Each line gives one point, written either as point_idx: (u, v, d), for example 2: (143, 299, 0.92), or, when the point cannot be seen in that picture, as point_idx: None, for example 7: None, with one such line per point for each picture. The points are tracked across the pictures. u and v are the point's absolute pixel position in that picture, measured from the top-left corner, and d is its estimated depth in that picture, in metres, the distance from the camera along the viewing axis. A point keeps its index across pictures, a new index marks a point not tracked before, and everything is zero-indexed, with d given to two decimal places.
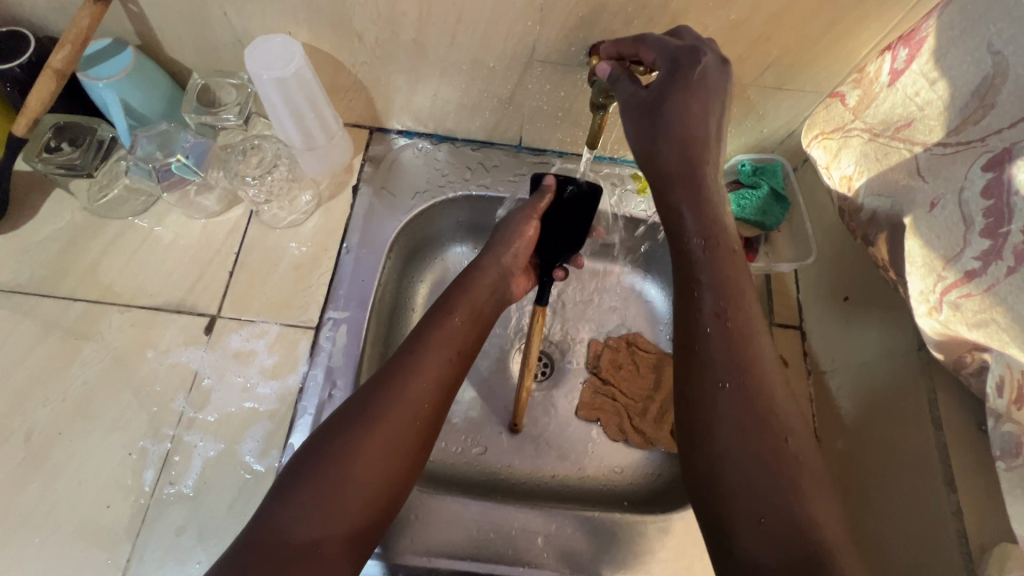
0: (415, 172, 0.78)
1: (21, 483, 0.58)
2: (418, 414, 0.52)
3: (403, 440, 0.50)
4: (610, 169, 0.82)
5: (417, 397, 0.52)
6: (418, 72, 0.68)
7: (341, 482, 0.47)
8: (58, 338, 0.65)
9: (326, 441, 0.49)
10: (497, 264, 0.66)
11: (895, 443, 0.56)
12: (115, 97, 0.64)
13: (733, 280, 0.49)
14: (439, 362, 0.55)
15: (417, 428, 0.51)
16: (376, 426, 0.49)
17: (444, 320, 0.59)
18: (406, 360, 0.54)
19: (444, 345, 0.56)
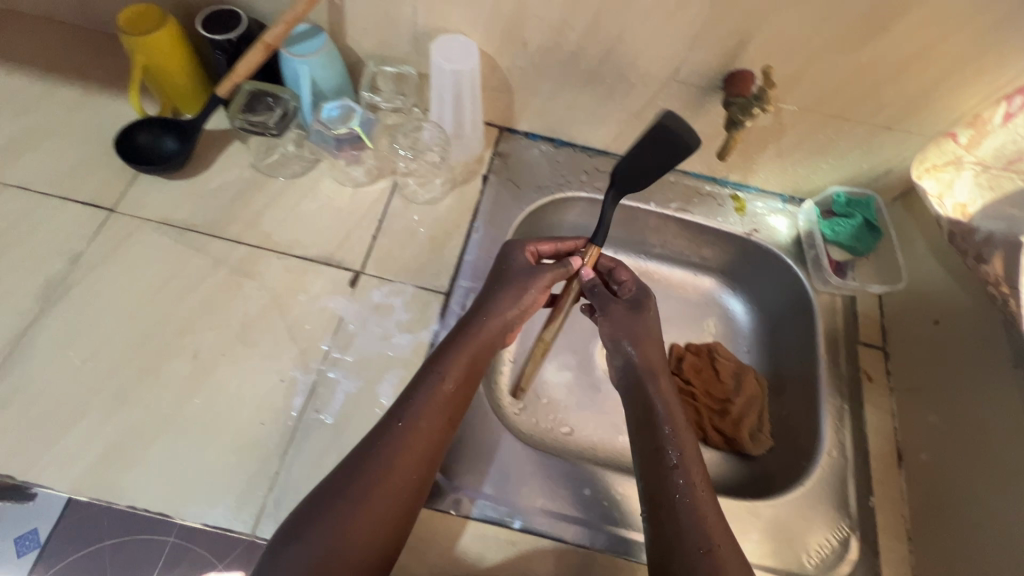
0: (538, 170, 0.87)
1: (189, 393, 0.65)
2: (404, 475, 0.57)
3: (388, 494, 0.56)
4: (711, 188, 0.89)
5: (401, 461, 0.57)
6: (564, 81, 0.77)
7: (337, 536, 0.53)
8: (225, 273, 0.73)
9: (327, 497, 0.55)
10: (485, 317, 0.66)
11: (980, 477, 0.64)
12: (307, 73, 0.74)
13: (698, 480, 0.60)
14: (425, 425, 0.60)
15: (410, 489, 0.57)
16: (358, 483, 0.56)
17: (434, 386, 0.61)
18: (395, 426, 0.59)
19: (433, 407, 0.60)
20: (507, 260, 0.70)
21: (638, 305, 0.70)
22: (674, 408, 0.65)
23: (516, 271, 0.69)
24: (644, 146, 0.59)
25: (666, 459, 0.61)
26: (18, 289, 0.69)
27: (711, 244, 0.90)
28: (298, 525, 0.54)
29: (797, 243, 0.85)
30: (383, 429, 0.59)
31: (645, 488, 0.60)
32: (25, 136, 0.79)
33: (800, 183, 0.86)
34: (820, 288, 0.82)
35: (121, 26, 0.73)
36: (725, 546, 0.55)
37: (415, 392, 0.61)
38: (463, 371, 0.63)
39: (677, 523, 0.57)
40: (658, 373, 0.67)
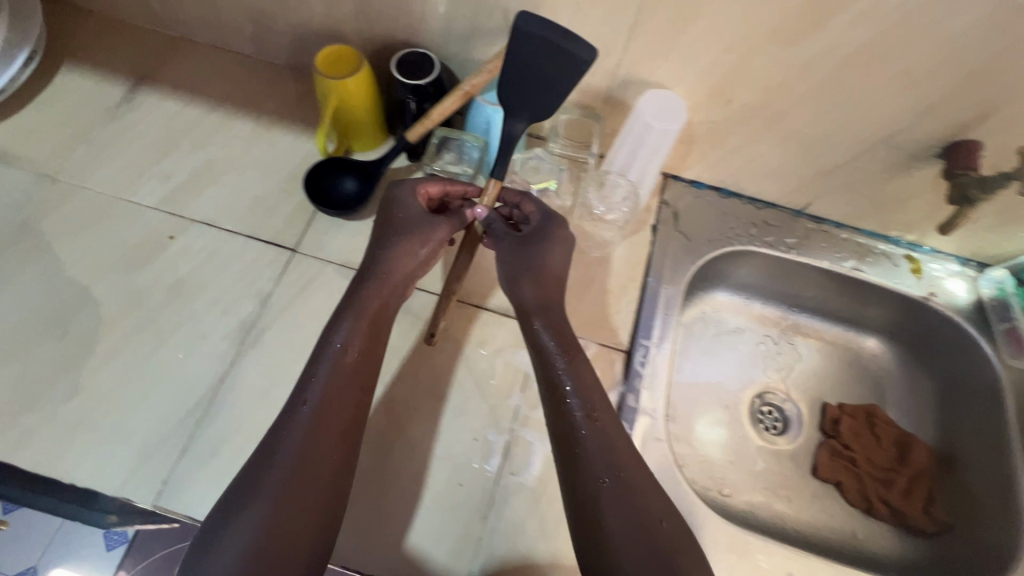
0: (706, 222, 0.85)
1: (387, 448, 0.65)
2: (318, 469, 0.54)
3: (303, 478, 0.53)
4: (884, 247, 0.86)
5: (315, 446, 0.54)
6: (756, 137, 0.74)
7: (269, 530, 0.50)
8: (409, 322, 0.73)
9: (237, 499, 0.52)
10: (386, 276, 0.65)
11: None
12: (499, 123, 0.72)
13: (616, 435, 0.59)
14: (339, 403, 0.58)
15: (320, 485, 0.53)
16: (278, 470, 0.53)
17: (333, 355, 0.60)
18: (297, 407, 0.57)
19: (331, 388, 0.58)
20: (396, 209, 0.68)
21: (540, 236, 0.69)
22: (564, 331, 0.66)
23: (414, 219, 0.68)
24: (563, 52, 0.57)
25: (575, 405, 0.60)
26: (213, 331, 0.69)
27: (877, 304, 0.89)
28: (226, 514, 0.51)
29: (978, 310, 0.82)
30: (286, 414, 0.57)
31: (562, 447, 0.59)
32: (205, 170, 0.79)
33: (985, 247, 0.82)
34: (1007, 360, 0.80)
35: (316, 68, 0.72)
36: (614, 497, 0.54)
37: (314, 364, 0.60)
38: (371, 320, 0.63)
39: (588, 482, 0.56)
40: (549, 307, 0.67)
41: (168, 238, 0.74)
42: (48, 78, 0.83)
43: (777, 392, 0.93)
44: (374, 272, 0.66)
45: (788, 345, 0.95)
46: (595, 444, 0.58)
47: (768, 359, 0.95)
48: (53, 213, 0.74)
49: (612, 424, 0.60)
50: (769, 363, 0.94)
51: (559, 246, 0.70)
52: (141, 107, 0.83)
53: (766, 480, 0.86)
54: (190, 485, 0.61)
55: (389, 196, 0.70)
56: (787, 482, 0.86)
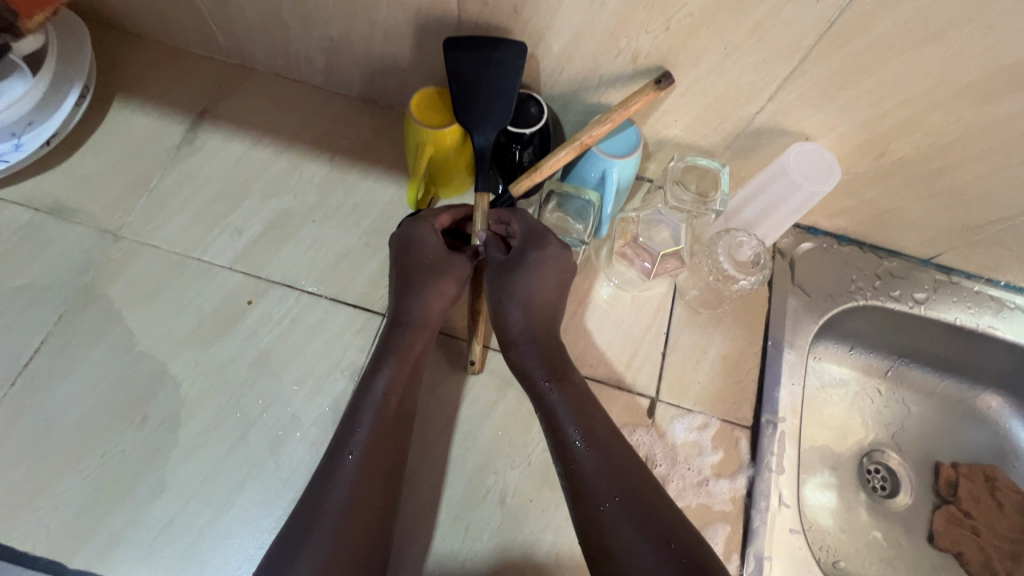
0: (825, 274, 0.77)
1: (504, 544, 0.60)
2: (358, 509, 0.50)
3: (351, 525, 0.49)
4: (1018, 300, 0.78)
5: (361, 493, 0.51)
6: (901, 190, 0.67)
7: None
8: (516, 397, 0.66)
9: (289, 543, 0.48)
10: (423, 323, 0.60)
11: None
12: (616, 175, 0.65)
13: (607, 439, 0.53)
14: (383, 452, 0.53)
15: (370, 519, 0.50)
16: (324, 520, 0.49)
17: (380, 403, 0.55)
18: (325, 458, 0.53)
19: (378, 438, 0.54)
20: (410, 246, 0.61)
21: (520, 261, 0.59)
22: (553, 344, 0.60)
23: (440, 258, 0.61)
24: (498, 62, 0.61)
25: (567, 433, 0.54)
26: (304, 412, 0.62)
27: (1003, 358, 0.82)
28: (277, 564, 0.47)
29: None
30: (331, 463, 0.52)
31: (566, 481, 0.52)
32: (279, 222, 0.72)
33: None
34: None
35: (411, 120, 0.64)
36: (620, 520, 0.48)
37: (354, 416, 0.55)
38: (412, 364, 0.59)
39: (588, 498, 0.50)
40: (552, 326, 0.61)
41: (246, 302, 0.67)
42: (101, 114, 0.76)
43: (886, 452, 0.85)
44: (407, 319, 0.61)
45: (896, 399, 0.87)
46: (596, 468, 0.51)
47: (880, 412, 0.87)
48: (120, 275, 0.67)
49: (627, 456, 0.52)
50: (876, 419, 0.87)
51: (549, 270, 0.60)
52: (204, 148, 0.75)
53: (882, 551, 0.79)
54: None
55: (406, 236, 0.63)
56: (905, 552, 0.79)
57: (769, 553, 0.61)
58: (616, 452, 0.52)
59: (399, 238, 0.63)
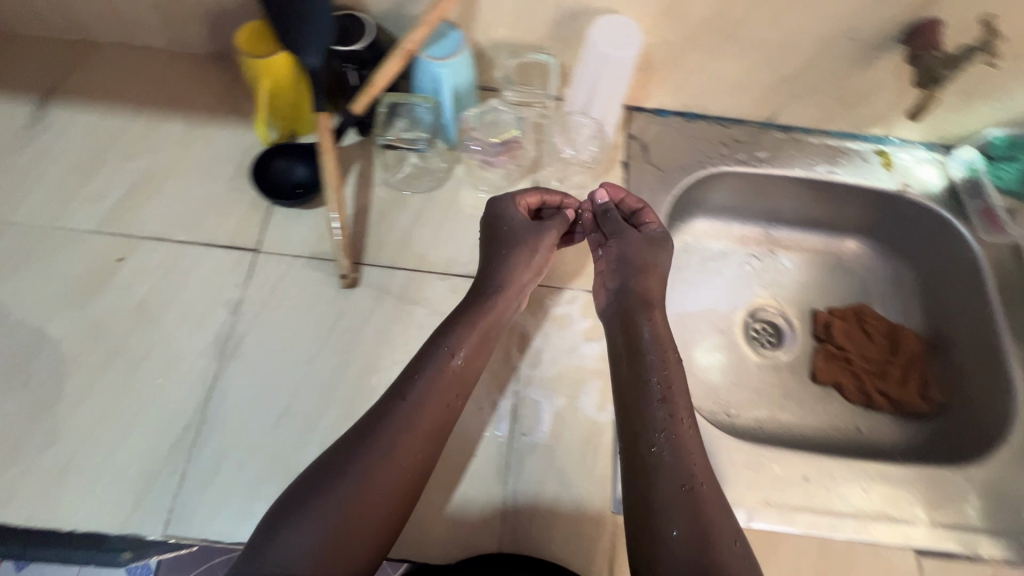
0: (676, 149, 0.82)
1: None
2: (406, 463, 0.53)
3: (389, 479, 0.52)
4: (853, 145, 0.85)
5: (401, 447, 0.53)
6: (716, 51, 0.72)
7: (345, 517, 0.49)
8: (393, 303, 0.70)
9: (317, 484, 0.50)
10: (507, 284, 0.64)
11: None
12: (445, 77, 0.68)
13: (681, 425, 0.57)
14: (434, 410, 0.56)
15: (404, 478, 0.53)
16: (357, 464, 0.51)
17: (446, 363, 0.58)
18: (395, 405, 0.55)
19: (434, 396, 0.56)
20: (502, 223, 0.67)
21: (655, 240, 0.68)
22: (662, 335, 0.63)
23: (522, 230, 0.66)
24: None
25: (653, 390, 0.59)
26: (188, 349, 0.65)
27: (853, 205, 0.87)
28: (303, 491, 0.50)
29: (951, 193, 0.82)
30: (382, 407, 0.55)
31: (642, 446, 0.56)
32: (142, 181, 0.73)
33: (952, 128, 0.82)
34: (983, 237, 0.79)
35: (242, 55, 0.66)
36: (679, 509, 0.52)
37: (423, 366, 0.58)
38: (479, 334, 0.61)
39: (654, 462, 0.55)
40: (653, 306, 0.65)
41: (117, 260, 0.69)
42: None
43: (765, 307, 0.93)
44: (494, 282, 0.64)
45: (772, 260, 0.94)
46: (682, 454, 0.55)
47: (757, 277, 0.93)
48: None
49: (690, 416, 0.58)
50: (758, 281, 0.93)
51: (665, 258, 0.68)
52: (55, 124, 0.76)
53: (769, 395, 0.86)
54: (200, 508, 0.58)
55: (492, 207, 0.69)
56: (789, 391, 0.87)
57: None
58: (676, 430, 0.56)
59: (486, 210, 0.69)
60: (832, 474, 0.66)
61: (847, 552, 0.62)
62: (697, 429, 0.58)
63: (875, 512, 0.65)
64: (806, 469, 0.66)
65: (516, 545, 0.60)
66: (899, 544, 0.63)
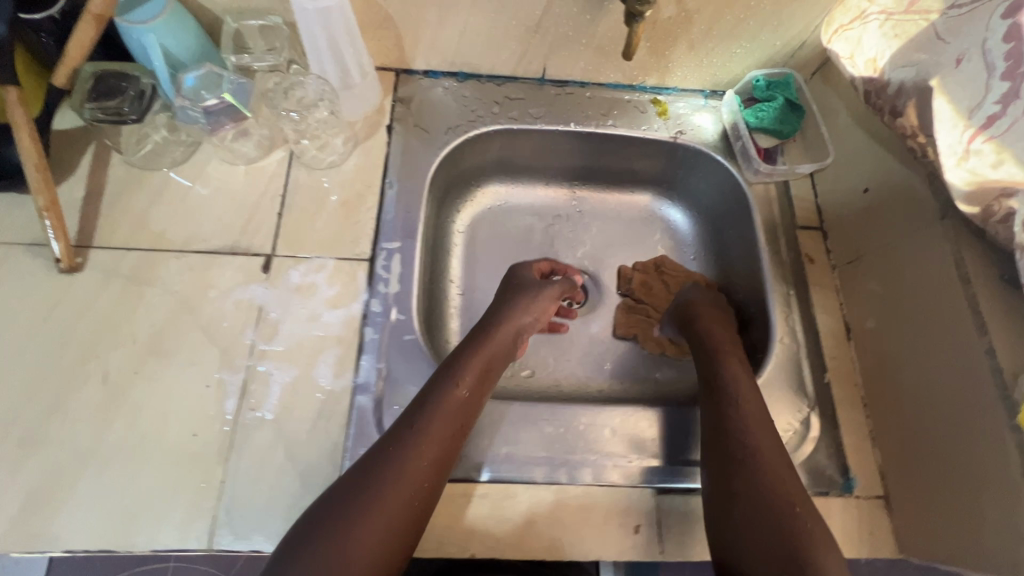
0: (445, 109, 0.81)
1: (107, 419, 0.60)
2: (416, 493, 0.52)
3: (390, 513, 0.50)
4: (630, 96, 0.84)
5: (410, 472, 0.52)
6: (448, 4, 0.70)
7: (336, 555, 0.47)
8: (121, 285, 0.66)
9: (314, 523, 0.49)
10: (508, 332, 0.68)
11: (926, 343, 0.61)
12: (154, 42, 0.64)
13: (763, 447, 0.56)
14: (443, 424, 0.56)
15: (415, 497, 0.52)
16: (374, 492, 0.51)
17: (448, 392, 0.59)
18: (408, 428, 0.55)
19: (441, 418, 0.57)
20: (514, 277, 0.76)
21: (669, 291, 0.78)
22: (741, 379, 0.62)
23: (529, 283, 0.74)
24: None
25: (733, 422, 0.58)
26: None
27: (641, 156, 0.87)
28: (312, 522, 0.49)
29: (724, 138, 0.83)
30: (397, 431, 0.55)
31: (714, 455, 0.57)
32: None
33: (719, 73, 0.82)
34: (753, 179, 0.80)
35: None
36: (752, 524, 0.51)
37: (427, 396, 0.58)
38: (480, 368, 0.62)
39: (742, 483, 0.54)
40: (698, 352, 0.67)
41: None
42: None
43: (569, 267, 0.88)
44: (491, 325, 0.68)
45: (580, 218, 0.91)
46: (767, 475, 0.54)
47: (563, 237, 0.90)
48: None
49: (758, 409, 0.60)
50: (562, 240, 0.90)
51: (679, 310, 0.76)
52: None
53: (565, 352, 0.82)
54: None
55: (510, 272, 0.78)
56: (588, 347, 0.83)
57: (382, 360, 0.65)
58: (769, 456, 0.55)
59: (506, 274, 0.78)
60: (577, 424, 0.65)
61: (583, 499, 0.61)
62: (760, 409, 0.60)
63: (613, 459, 0.64)
64: (548, 421, 0.65)
65: (232, 524, 0.57)
66: (636, 486, 0.62)
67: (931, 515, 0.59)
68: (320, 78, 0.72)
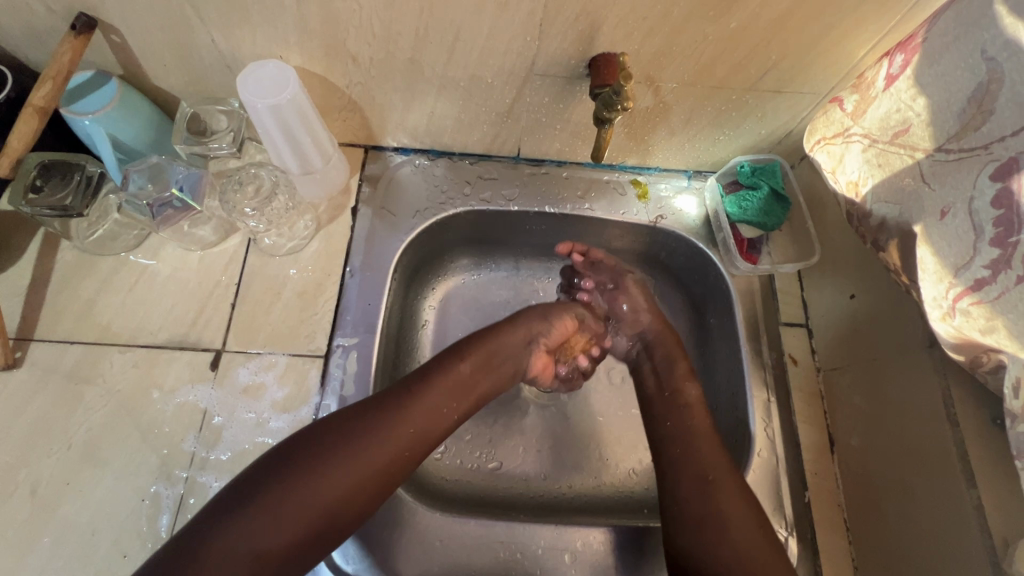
0: (414, 190, 0.77)
1: (33, 535, 0.57)
2: (389, 462, 0.52)
3: (354, 474, 0.51)
4: (609, 176, 0.81)
5: (391, 441, 0.53)
6: (414, 91, 0.67)
7: (288, 513, 0.48)
8: (59, 384, 0.63)
9: (268, 476, 0.49)
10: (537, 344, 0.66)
11: (911, 479, 0.56)
12: (103, 132, 0.62)
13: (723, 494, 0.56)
14: (425, 421, 0.55)
15: (387, 466, 0.52)
16: (345, 456, 0.51)
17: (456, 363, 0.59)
18: (400, 394, 0.55)
19: (442, 388, 0.57)
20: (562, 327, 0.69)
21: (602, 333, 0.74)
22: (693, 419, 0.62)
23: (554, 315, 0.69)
24: None
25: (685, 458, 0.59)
26: None
27: (620, 236, 0.82)
28: (246, 489, 0.48)
29: (707, 224, 0.79)
30: (393, 391, 0.56)
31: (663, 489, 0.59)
32: None
33: (702, 156, 0.78)
34: (735, 272, 0.76)
35: None
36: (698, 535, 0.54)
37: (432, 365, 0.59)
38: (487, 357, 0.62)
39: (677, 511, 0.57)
40: (673, 360, 0.68)
41: None
42: None
43: None
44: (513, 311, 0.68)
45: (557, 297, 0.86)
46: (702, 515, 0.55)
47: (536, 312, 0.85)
48: None
49: (709, 448, 0.59)
50: None
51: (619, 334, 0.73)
52: None
53: (533, 444, 0.75)
54: None
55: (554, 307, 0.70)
56: (560, 442, 0.76)
57: None
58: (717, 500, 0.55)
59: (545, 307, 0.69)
60: (538, 547, 0.61)
61: None
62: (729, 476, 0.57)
63: None
64: (504, 546, 0.61)
65: None
66: None
67: None
68: (274, 168, 0.71)
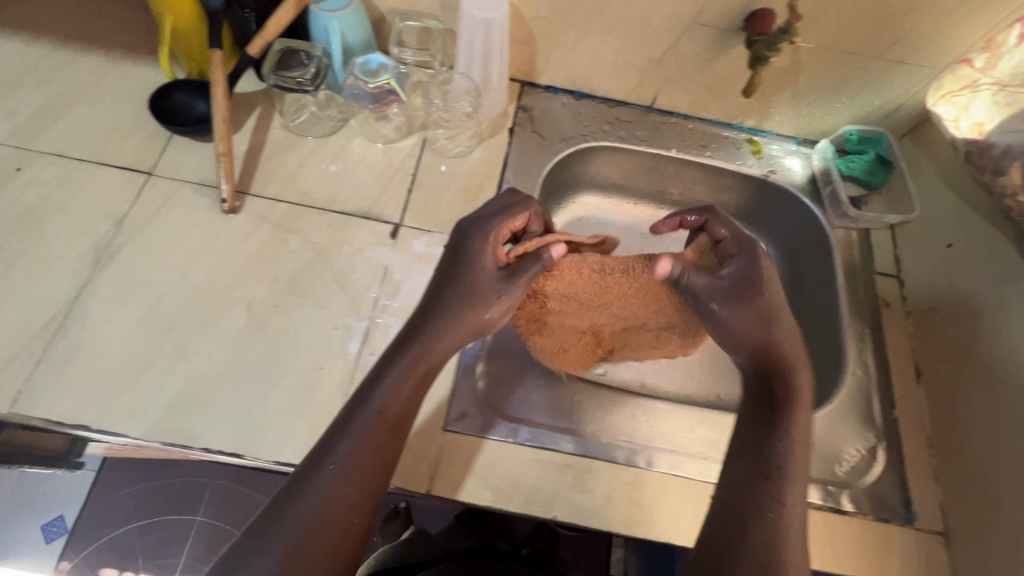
0: (561, 121, 0.89)
1: (247, 342, 0.68)
2: (348, 524, 0.52)
3: (307, 545, 0.50)
4: (727, 133, 0.92)
5: (335, 503, 0.52)
6: (587, 31, 0.79)
7: None
8: (269, 230, 0.75)
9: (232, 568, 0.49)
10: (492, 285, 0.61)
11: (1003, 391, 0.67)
12: (337, 29, 0.75)
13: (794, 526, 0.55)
14: (356, 475, 0.53)
15: (342, 530, 0.51)
16: (287, 535, 0.50)
17: (372, 415, 0.55)
18: (331, 463, 0.53)
19: (366, 442, 0.54)
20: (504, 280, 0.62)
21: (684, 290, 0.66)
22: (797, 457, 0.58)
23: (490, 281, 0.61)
24: None
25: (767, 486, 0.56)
26: (68, 251, 0.70)
27: (731, 187, 0.92)
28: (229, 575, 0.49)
29: (813, 182, 0.89)
30: (310, 465, 0.53)
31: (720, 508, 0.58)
32: (53, 105, 0.78)
33: (814, 123, 0.89)
34: (836, 223, 0.86)
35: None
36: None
37: (348, 420, 0.55)
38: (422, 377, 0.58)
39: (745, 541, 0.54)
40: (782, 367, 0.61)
41: (15, 168, 0.74)
42: None
43: None
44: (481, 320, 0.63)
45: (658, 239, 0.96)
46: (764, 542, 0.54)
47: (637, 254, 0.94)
48: None
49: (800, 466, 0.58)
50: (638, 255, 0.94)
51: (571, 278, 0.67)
52: None
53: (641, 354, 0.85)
54: (51, 391, 0.63)
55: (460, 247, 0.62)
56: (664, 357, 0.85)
57: None
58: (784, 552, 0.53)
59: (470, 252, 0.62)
60: (656, 416, 0.71)
61: (658, 483, 0.66)
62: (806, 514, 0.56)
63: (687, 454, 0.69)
64: (633, 412, 0.71)
65: None
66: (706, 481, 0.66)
67: (987, 543, 0.63)
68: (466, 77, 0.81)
